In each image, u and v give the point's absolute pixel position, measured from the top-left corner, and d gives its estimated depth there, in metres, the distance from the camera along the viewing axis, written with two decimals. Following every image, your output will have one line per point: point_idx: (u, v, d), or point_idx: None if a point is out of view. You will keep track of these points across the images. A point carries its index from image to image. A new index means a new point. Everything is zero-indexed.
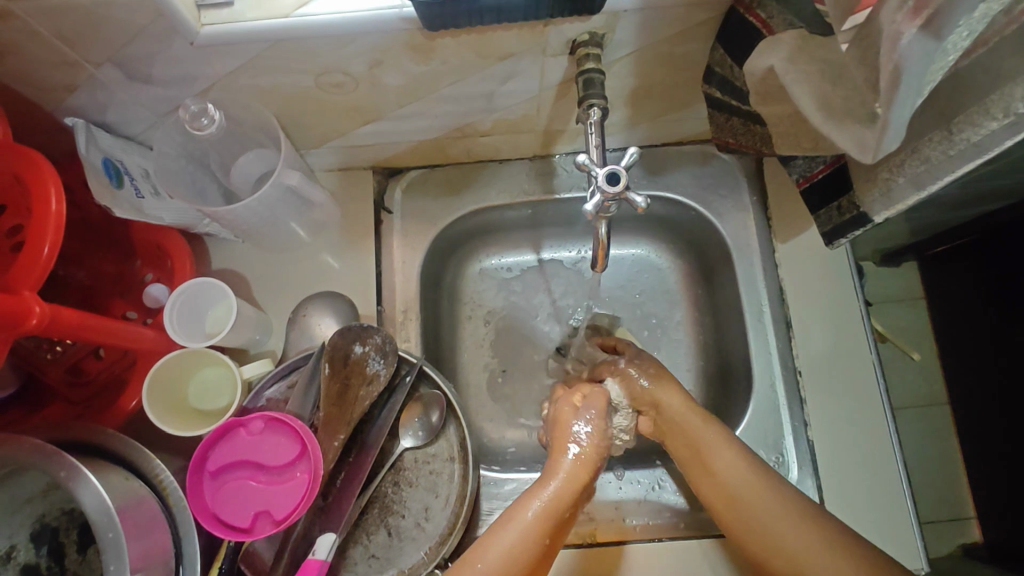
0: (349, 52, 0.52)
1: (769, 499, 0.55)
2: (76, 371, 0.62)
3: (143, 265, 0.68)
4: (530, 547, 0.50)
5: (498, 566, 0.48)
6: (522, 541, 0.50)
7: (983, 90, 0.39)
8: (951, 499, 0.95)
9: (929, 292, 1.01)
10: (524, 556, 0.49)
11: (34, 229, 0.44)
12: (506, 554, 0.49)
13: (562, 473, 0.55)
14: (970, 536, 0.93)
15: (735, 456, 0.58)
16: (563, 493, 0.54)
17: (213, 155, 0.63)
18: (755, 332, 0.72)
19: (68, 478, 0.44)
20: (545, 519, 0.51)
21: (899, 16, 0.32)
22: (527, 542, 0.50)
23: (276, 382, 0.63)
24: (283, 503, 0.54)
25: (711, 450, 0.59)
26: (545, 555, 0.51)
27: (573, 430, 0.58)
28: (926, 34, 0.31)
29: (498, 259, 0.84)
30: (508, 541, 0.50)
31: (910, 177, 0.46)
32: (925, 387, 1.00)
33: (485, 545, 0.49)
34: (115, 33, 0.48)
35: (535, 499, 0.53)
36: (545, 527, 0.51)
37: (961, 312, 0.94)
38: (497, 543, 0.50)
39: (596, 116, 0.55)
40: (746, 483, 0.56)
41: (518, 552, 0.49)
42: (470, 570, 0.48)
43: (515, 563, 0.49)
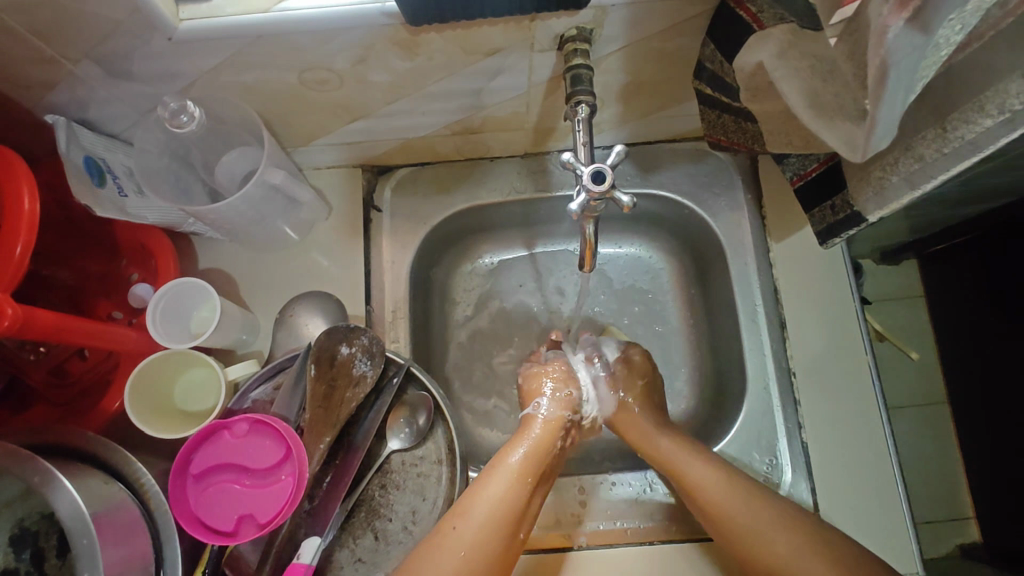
0: (331, 48, 0.51)
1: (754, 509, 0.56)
2: (60, 373, 0.62)
3: (128, 264, 0.67)
4: (516, 489, 0.57)
5: (494, 504, 0.55)
6: (505, 489, 0.56)
7: (977, 87, 0.37)
8: (948, 501, 0.94)
9: (928, 291, 1.00)
10: (514, 498, 0.56)
11: (6, 230, 0.43)
12: (496, 503, 0.55)
13: (526, 443, 0.61)
14: (968, 536, 0.91)
15: (712, 471, 0.59)
16: (542, 442, 0.62)
17: (197, 153, 0.61)
18: (749, 332, 0.71)
19: (42, 483, 0.43)
20: (527, 464, 0.59)
21: (886, 9, 0.30)
22: (511, 491, 0.57)
23: (262, 384, 0.62)
24: (268, 507, 0.54)
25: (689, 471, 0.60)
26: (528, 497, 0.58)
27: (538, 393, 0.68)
28: (915, 27, 0.30)
29: (491, 258, 0.83)
30: (497, 491, 0.56)
31: (903, 176, 0.45)
32: (923, 387, 0.99)
33: (479, 492, 0.56)
34: (91, 28, 0.47)
35: (520, 446, 0.61)
36: (530, 469, 0.59)
37: (960, 311, 0.93)
38: (485, 493, 0.56)
39: (584, 113, 0.54)
40: (732, 495, 0.57)
41: (504, 496, 0.56)
42: (466, 513, 0.54)
43: (507, 503, 0.56)
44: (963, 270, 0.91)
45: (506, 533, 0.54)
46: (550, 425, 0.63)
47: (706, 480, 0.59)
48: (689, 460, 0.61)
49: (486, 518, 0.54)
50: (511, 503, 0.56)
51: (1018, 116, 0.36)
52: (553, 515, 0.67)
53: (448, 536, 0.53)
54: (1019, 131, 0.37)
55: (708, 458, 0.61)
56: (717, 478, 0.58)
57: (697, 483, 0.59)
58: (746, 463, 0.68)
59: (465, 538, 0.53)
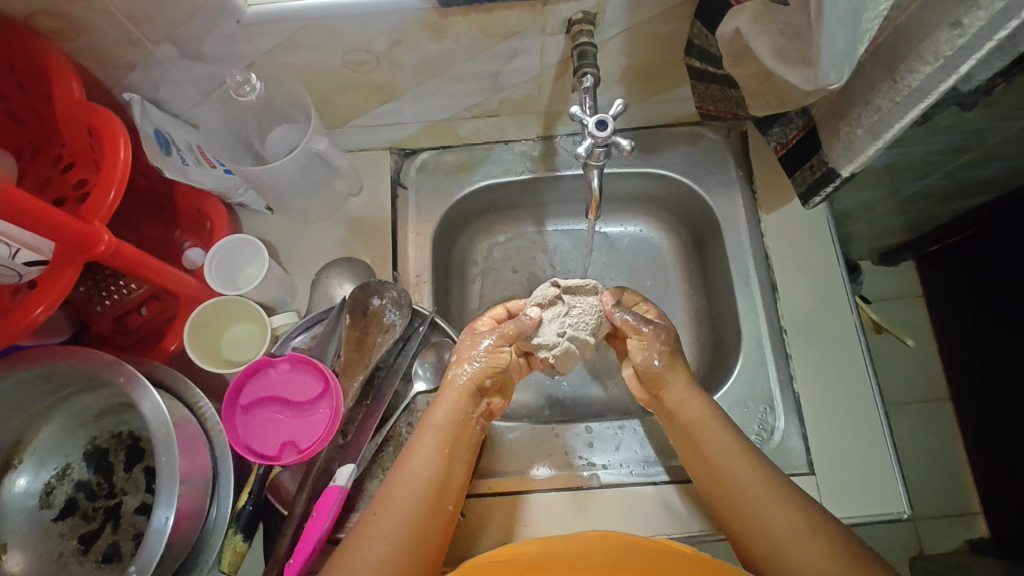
0: (372, 31, 0.60)
1: (763, 488, 0.57)
2: (121, 324, 0.68)
3: (182, 233, 0.75)
4: (433, 465, 0.59)
5: (413, 485, 0.57)
6: (424, 465, 0.58)
7: (916, 42, 0.44)
8: (957, 498, 1.10)
9: (925, 291, 1.19)
10: (435, 472, 0.58)
11: (104, 177, 0.51)
12: (417, 482, 0.57)
13: (441, 414, 0.62)
14: (975, 532, 1.07)
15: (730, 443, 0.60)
16: (462, 410, 0.63)
17: (253, 128, 0.70)
18: (743, 295, 0.78)
19: (127, 382, 0.50)
20: (442, 432, 0.61)
21: None
22: (431, 467, 0.59)
23: (301, 333, 0.70)
24: (307, 434, 0.61)
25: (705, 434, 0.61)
26: (449, 470, 0.60)
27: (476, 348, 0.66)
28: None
29: (505, 236, 0.91)
30: (416, 469, 0.58)
31: (866, 128, 0.52)
32: (927, 383, 1.17)
33: (399, 471, 0.58)
34: (173, 12, 0.55)
35: (434, 420, 0.62)
36: (446, 439, 0.61)
37: (960, 301, 1.10)
38: (408, 473, 0.58)
39: (590, 83, 0.61)
40: (744, 472, 0.58)
41: (429, 472, 0.58)
42: (387, 501, 0.56)
43: (427, 480, 0.58)
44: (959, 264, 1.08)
45: (428, 510, 0.57)
46: (465, 384, 0.64)
47: (719, 450, 0.60)
48: (708, 426, 0.61)
49: (406, 500, 0.56)
50: (430, 476, 0.58)
51: (950, 61, 0.43)
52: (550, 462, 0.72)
53: (371, 519, 0.55)
54: (953, 76, 0.44)
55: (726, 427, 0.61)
56: (728, 450, 0.59)
57: (712, 448, 0.60)
58: (743, 413, 0.73)
59: (386, 524, 0.55)
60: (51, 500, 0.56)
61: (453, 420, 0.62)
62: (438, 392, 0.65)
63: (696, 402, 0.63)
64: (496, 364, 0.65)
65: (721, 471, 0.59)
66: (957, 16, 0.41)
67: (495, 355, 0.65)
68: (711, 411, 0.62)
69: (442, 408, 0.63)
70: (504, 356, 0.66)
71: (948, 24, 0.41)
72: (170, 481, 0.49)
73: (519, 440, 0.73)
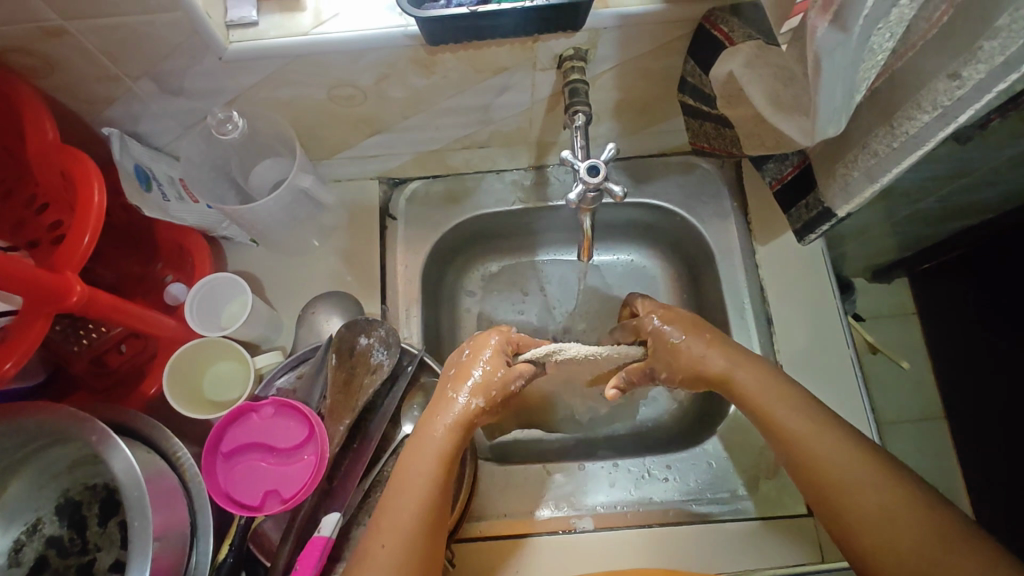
0: (359, 66, 0.58)
1: (851, 461, 0.49)
2: (99, 362, 0.66)
3: (164, 266, 0.73)
4: (430, 492, 0.53)
5: (408, 518, 0.51)
6: (423, 488, 0.53)
7: (913, 89, 0.43)
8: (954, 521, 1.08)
9: (919, 308, 1.18)
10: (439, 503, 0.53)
11: (78, 222, 0.49)
12: (415, 509, 0.52)
13: (440, 429, 0.56)
14: None
15: (811, 415, 0.53)
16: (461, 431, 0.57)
17: (235, 162, 0.69)
18: (739, 328, 0.76)
19: (99, 443, 0.48)
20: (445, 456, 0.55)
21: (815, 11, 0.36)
22: (429, 491, 0.53)
23: (286, 373, 0.68)
24: (291, 483, 0.59)
25: (768, 399, 0.55)
26: (444, 494, 0.54)
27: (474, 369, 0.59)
28: (837, 27, 0.35)
29: (497, 265, 0.89)
30: (411, 497, 0.52)
31: (863, 171, 0.51)
32: (922, 405, 1.15)
33: (393, 499, 0.52)
34: (152, 49, 0.54)
35: (435, 445, 0.55)
36: (444, 463, 0.54)
37: (955, 324, 1.09)
38: (403, 499, 0.52)
39: (581, 121, 0.59)
40: (818, 436, 0.52)
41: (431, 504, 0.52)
42: (385, 533, 0.51)
43: (423, 508, 0.52)
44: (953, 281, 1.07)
45: (426, 539, 0.51)
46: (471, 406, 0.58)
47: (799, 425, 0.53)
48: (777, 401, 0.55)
49: (406, 532, 0.51)
50: (431, 503, 0.52)
51: (949, 111, 0.42)
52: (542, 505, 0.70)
53: (375, 558, 0.49)
54: (952, 125, 0.43)
55: (798, 397, 0.55)
56: (810, 425, 0.52)
57: (777, 412, 0.54)
58: (740, 451, 0.71)
59: (385, 561, 0.49)
60: (21, 557, 0.54)
61: (455, 438, 0.56)
62: (430, 413, 0.58)
63: (762, 379, 0.57)
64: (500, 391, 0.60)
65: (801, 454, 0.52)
66: (955, 67, 0.40)
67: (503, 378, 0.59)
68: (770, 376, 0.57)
69: (439, 429, 0.56)
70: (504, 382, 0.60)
71: (946, 74, 0.40)
72: (143, 545, 0.47)
73: (506, 482, 0.71)
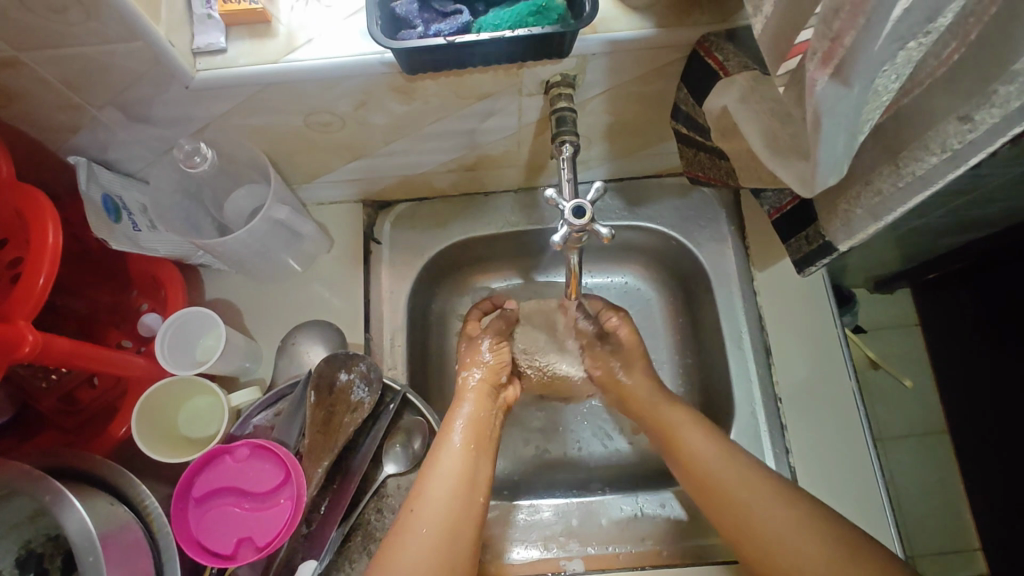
0: (335, 94, 0.55)
1: (755, 498, 0.57)
2: (69, 400, 0.63)
3: (139, 295, 0.70)
4: (462, 461, 0.60)
5: (446, 481, 0.59)
6: (455, 460, 0.60)
7: (921, 129, 0.41)
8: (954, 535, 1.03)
9: (923, 319, 1.12)
10: (464, 468, 0.60)
11: (31, 263, 0.47)
12: (448, 476, 0.59)
13: (466, 408, 0.66)
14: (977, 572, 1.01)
15: (717, 457, 0.61)
16: (478, 409, 0.66)
17: (208, 190, 0.65)
18: (736, 359, 0.73)
19: (53, 502, 0.46)
20: (468, 431, 0.63)
21: (814, 65, 0.34)
22: (461, 460, 0.60)
23: (263, 410, 0.65)
24: (266, 530, 0.56)
25: (687, 439, 0.64)
26: (477, 463, 0.62)
27: (481, 348, 0.73)
28: (838, 81, 0.33)
29: (487, 287, 0.85)
30: (446, 466, 0.60)
31: (866, 208, 0.48)
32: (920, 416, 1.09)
33: (431, 471, 0.59)
34: (114, 79, 0.51)
35: (454, 422, 0.64)
36: (471, 438, 0.63)
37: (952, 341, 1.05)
38: (439, 468, 0.60)
39: (568, 152, 0.57)
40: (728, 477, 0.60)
41: (454, 469, 0.60)
42: (421, 496, 0.58)
43: (457, 473, 0.59)
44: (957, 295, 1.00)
45: (463, 501, 0.58)
46: (487, 376, 0.70)
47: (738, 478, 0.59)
48: (724, 466, 0.60)
49: (442, 494, 0.58)
50: (463, 471, 0.60)
51: (959, 154, 0.39)
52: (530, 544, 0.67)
53: (408, 517, 0.56)
54: (962, 167, 0.40)
55: (718, 446, 0.62)
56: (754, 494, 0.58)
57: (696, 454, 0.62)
58: None
59: (426, 517, 0.56)
60: None
61: (481, 413, 0.66)
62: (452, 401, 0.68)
63: (681, 417, 0.66)
64: (500, 360, 0.72)
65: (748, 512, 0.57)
66: (965, 110, 0.37)
67: (498, 352, 0.73)
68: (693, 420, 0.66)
69: (466, 407, 0.66)
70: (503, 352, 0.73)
71: (956, 117, 0.38)
72: None
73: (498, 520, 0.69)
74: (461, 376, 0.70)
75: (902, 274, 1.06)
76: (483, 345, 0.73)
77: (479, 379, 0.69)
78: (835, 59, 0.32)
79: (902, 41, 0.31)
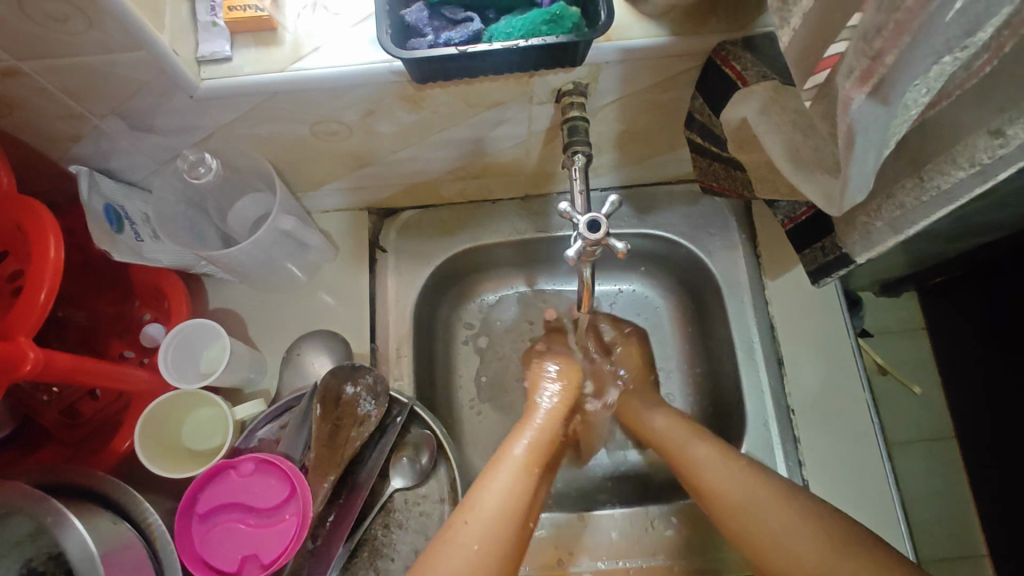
0: (342, 103, 0.54)
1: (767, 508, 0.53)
2: (72, 413, 0.62)
3: (141, 305, 0.69)
4: (522, 477, 0.57)
5: (500, 497, 0.55)
6: (514, 477, 0.57)
7: (947, 142, 0.40)
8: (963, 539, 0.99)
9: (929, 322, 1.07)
10: (522, 485, 0.57)
11: (32, 278, 0.46)
12: (505, 492, 0.55)
13: (533, 426, 0.63)
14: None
15: (720, 466, 0.58)
16: (547, 429, 0.63)
17: (212, 201, 0.64)
18: (747, 370, 0.72)
19: (54, 523, 0.45)
20: (532, 451, 0.60)
21: (850, 83, 0.33)
22: (520, 477, 0.57)
23: (268, 423, 0.64)
24: (271, 547, 0.55)
25: (688, 449, 0.61)
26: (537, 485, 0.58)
27: (549, 372, 0.71)
28: (876, 99, 0.32)
29: (493, 295, 0.84)
30: (503, 481, 0.56)
31: (887, 222, 0.47)
32: (927, 419, 1.05)
33: (485, 485, 0.56)
34: (118, 88, 0.50)
35: (522, 438, 0.62)
36: (534, 458, 0.60)
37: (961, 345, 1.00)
38: (494, 482, 0.56)
39: (580, 163, 0.56)
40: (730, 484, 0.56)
41: (513, 486, 0.56)
42: (474, 507, 0.54)
43: (513, 491, 0.56)
44: (966, 299, 0.96)
45: (517, 522, 0.54)
46: (562, 399, 0.67)
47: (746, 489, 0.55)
48: (728, 475, 0.57)
49: (494, 509, 0.54)
50: (521, 490, 0.56)
51: (989, 168, 0.38)
52: (539, 558, 0.66)
53: (457, 530, 0.52)
54: (990, 182, 0.39)
55: (720, 455, 0.59)
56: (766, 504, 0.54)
57: (697, 462, 0.60)
58: None
59: (477, 532, 0.52)
60: None
61: (551, 431, 0.63)
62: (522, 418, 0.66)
63: (679, 432, 0.64)
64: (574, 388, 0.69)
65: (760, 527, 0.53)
66: (997, 124, 0.36)
67: (569, 376, 0.70)
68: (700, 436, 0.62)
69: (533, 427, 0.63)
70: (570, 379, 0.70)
71: (987, 130, 0.37)
72: None
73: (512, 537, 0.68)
74: (533, 396, 0.68)
75: (908, 279, 1.01)
76: (548, 375, 0.70)
77: (553, 400, 0.67)
78: (874, 78, 0.32)
79: (937, 55, 0.30)
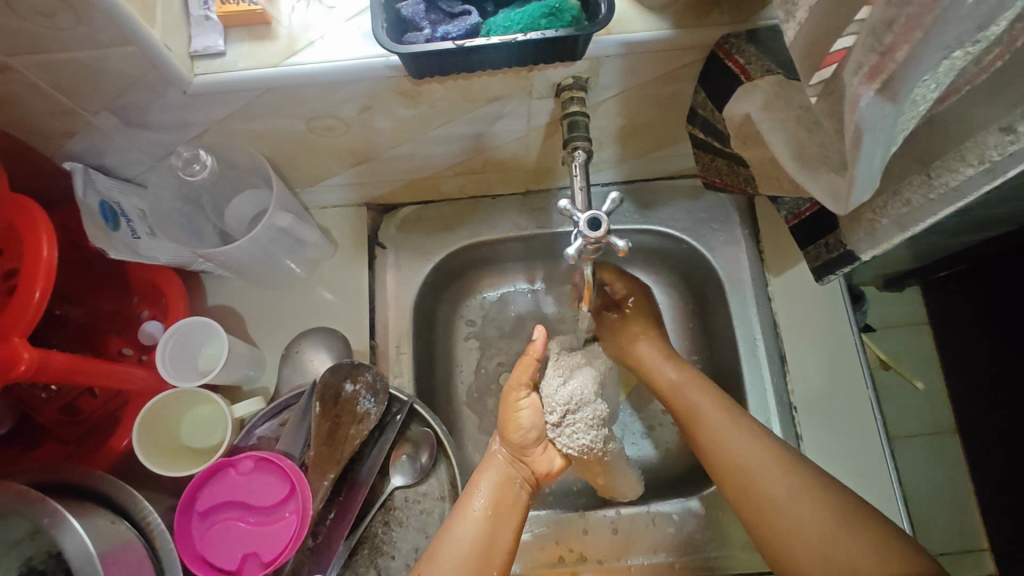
0: (339, 98, 0.53)
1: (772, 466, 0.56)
2: (70, 410, 0.62)
3: (140, 301, 0.69)
4: (480, 530, 0.55)
5: (462, 550, 0.54)
6: (473, 529, 0.55)
7: (956, 138, 0.39)
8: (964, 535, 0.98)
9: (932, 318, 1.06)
10: (482, 537, 0.55)
11: (25, 279, 0.45)
12: (466, 546, 0.54)
13: (485, 475, 0.60)
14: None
15: (733, 427, 0.60)
16: (504, 477, 0.60)
17: (208, 198, 0.64)
18: (750, 367, 0.71)
19: (52, 524, 0.45)
20: (489, 502, 0.58)
21: (858, 78, 0.32)
22: (478, 529, 0.56)
23: (267, 421, 0.63)
24: (271, 545, 0.55)
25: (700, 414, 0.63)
26: (498, 532, 0.56)
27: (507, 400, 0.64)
28: (884, 96, 0.32)
29: (494, 292, 0.83)
30: (460, 535, 0.55)
31: (893, 219, 0.46)
32: (928, 414, 1.04)
33: (447, 537, 0.55)
34: (111, 84, 0.49)
35: (477, 488, 0.59)
36: (492, 508, 0.57)
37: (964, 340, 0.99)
38: (454, 535, 0.55)
39: (581, 158, 0.55)
40: (736, 442, 0.58)
41: (473, 538, 0.55)
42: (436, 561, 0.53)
43: (473, 543, 0.54)
44: (969, 294, 0.95)
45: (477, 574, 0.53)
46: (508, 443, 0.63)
47: (779, 477, 0.55)
48: (735, 437, 0.59)
49: (455, 564, 0.53)
50: (480, 542, 0.55)
51: (999, 165, 0.37)
52: (539, 556, 0.66)
53: None
54: (1000, 179, 0.38)
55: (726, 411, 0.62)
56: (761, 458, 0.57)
57: (708, 424, 0.61)
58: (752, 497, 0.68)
59: None
60: None
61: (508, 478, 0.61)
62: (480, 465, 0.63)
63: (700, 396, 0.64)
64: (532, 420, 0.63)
65: (759, 485, 0.55)
66: (1010, 119, 0.35)
67: (523, 405, 0.63)
68: (716, 396, 0.63)
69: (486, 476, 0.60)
70: (529, 411, 0.63)
71: (997, 126, 0.36)
72: None
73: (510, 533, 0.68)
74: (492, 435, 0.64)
75: (912, 272, 1.00)
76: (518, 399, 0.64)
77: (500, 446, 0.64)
78: (883, 73, 0.31)
79: (946, 50, 0.29)
